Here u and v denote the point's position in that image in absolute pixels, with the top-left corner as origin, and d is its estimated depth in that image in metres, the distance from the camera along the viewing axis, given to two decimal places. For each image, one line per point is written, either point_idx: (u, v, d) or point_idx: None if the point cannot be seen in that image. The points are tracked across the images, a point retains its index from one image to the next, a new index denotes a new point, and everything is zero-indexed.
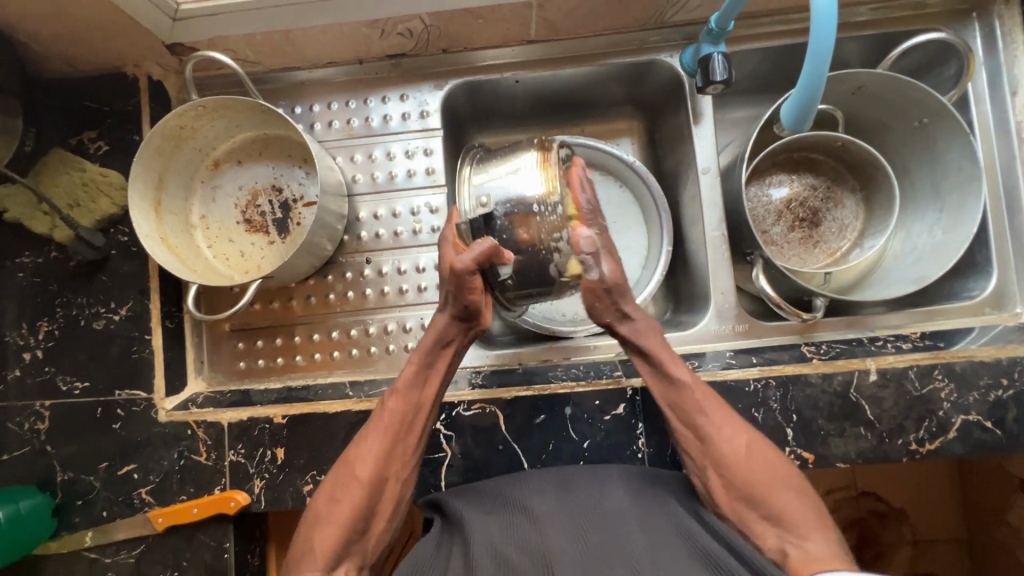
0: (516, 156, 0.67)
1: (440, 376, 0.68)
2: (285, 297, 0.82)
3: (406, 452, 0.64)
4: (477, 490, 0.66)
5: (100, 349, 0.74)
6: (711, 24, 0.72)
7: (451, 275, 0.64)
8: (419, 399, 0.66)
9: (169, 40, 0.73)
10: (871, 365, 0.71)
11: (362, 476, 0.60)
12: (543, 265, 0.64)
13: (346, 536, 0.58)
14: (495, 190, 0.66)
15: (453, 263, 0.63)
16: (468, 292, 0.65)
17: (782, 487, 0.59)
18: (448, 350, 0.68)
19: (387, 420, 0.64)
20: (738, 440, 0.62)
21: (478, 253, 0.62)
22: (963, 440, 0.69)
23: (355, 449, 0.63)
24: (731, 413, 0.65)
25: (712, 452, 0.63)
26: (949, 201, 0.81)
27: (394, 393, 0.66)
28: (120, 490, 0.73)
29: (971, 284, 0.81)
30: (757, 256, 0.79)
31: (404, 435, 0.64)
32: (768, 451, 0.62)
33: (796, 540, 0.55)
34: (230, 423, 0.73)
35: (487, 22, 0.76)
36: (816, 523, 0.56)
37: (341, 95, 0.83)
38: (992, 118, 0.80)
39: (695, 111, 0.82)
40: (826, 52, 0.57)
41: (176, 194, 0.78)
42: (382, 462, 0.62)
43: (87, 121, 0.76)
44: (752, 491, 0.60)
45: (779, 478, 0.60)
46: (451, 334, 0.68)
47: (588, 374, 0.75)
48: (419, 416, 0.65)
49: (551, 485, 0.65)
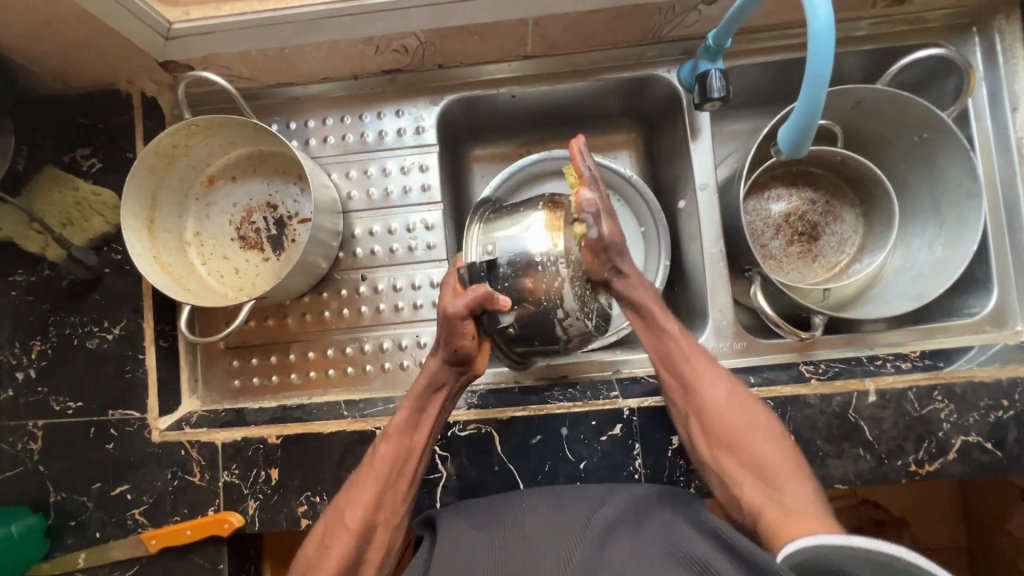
0: (526, 212, 0.67)
1: (432, 419, 0.67)
2: (280, 314, 0.81)
3: (396, 499, 0.64)
4: (471, 510, 0.65)
5: (92, 369, 0.74)
6: (709, 41, 0.72)
7: (443, 318, 0.64)
8: (410, 444, 0.66)
9: (162, 59, 0.72)
10: (870, 386, 0.70)
11: (351, 524, 0.60)
12: (546, 313, 0.63)
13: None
14: (500, 240, 0.66)
15: (446, 308, 0.63)
16: (460, 339, 0.64)
17: (762, 437, 0.62)
18: (441, 393, 0.68)
19: (377, 467, 0.64)
20: (719, 388, 0.66)
21: (472, 298, 0.62)
22: (963, 461, 0.69)
23: (345, 497, 0.63)
24: (715, 363, 0.68)
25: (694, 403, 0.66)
26: (949, 218, 0.81)
27: (385, 438, 0.66)
28: (113, 511, 0.72)
29: (971, 301, 0.80)
30: (755, 273, 0.78)
31: (394, 481, 0.64)
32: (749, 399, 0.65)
33: (774, 492, 0.58)
34: (224, 443, 0.72)
35: (483, 39, 0.75)
36: (793, 471, 0.59)
37: (336, 110, 0.83)
38: (992, 134, 0.79)
39: (692, 127, 0.81)
40: (824, 76, 0.56)
41: (170, 212, 0.78)
42: (371, 509, 0.61)
43: (80, 139, 0.76)
44: (731, 438, 0.63)
45: (759, 428, 0.63)
46: (443, 378, 0.68)
47: (584, 395, 0.74)
48: (411, 459, 0.65)
49: (548, 506, 0.63)
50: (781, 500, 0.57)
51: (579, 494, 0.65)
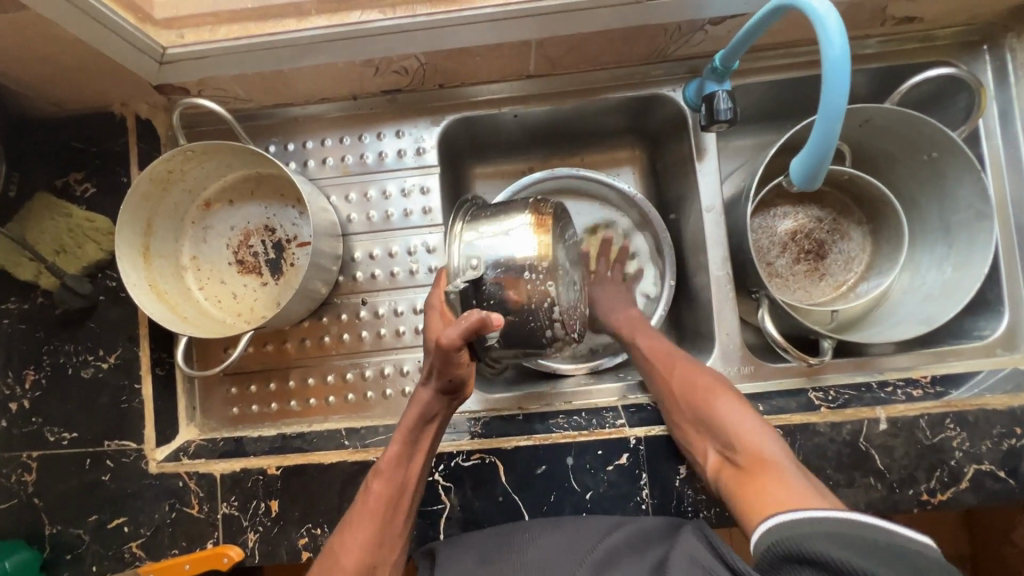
0: (506, 214, 0.63)
1: (424, 451, 0.65)
2: (279, 340, 0.80)
3: (394, 534, 0.62)
4: (477, 542, 0.63)
5: (88, 399, 0.72)
6: (716, 62, 0.70)
7: (438, 350, 0.58)
8: (404, 476, 0.63)
9: (156, 82, 0.70)
10: (881, 414, 0.69)
11: (349, 566, 0.57)
12: (529, 325, 0.61)
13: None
14: (486, 248, 0.61)
15: (440, 338, 0.57)
16: (455, 366, 0.60)
17: (720, 401, 0.66)
18: (432, 424, 0.65)
19: (372, 506, 0.61)
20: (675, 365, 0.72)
21: (467, 326, 0.56)
22: (975, 490, 0.68)
23: (340, 537, 0.60)
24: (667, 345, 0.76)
25: (660, 384, 0.73)
26: (958, 239, 0.80)
27: (378, 474, 0.62)
28: (110, 544, 0.71)
29: (982, 324, 0.79)
30: (763, 296, 0.77)
31: (390, 518, 0.61)
32: (702, 368, 0.71)
33: (733, 450, 0.62)
34: (222, 474, 0.71)
35: (485, 60, 0.74)
36: (750, 425, 0.63)
37: (335, 131, 0.81)
38: (1002, 153, 0.78)
39: (698, 147, 0.80)
40: (839, 107, 0.54)
41: (165, 238, 0.76)
42: (370, 548, 0.59)
43: (73, 163, 0.74)
44: (690, 408, 0.67)
45: (716, 394, 0.67)
46: (434, 409, 0.64)
47: (590, 423, 0.73)
48: (406, 492, 0.63)
49: (558, 542, 0.61)
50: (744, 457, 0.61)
51: (590, 526, 0.63)
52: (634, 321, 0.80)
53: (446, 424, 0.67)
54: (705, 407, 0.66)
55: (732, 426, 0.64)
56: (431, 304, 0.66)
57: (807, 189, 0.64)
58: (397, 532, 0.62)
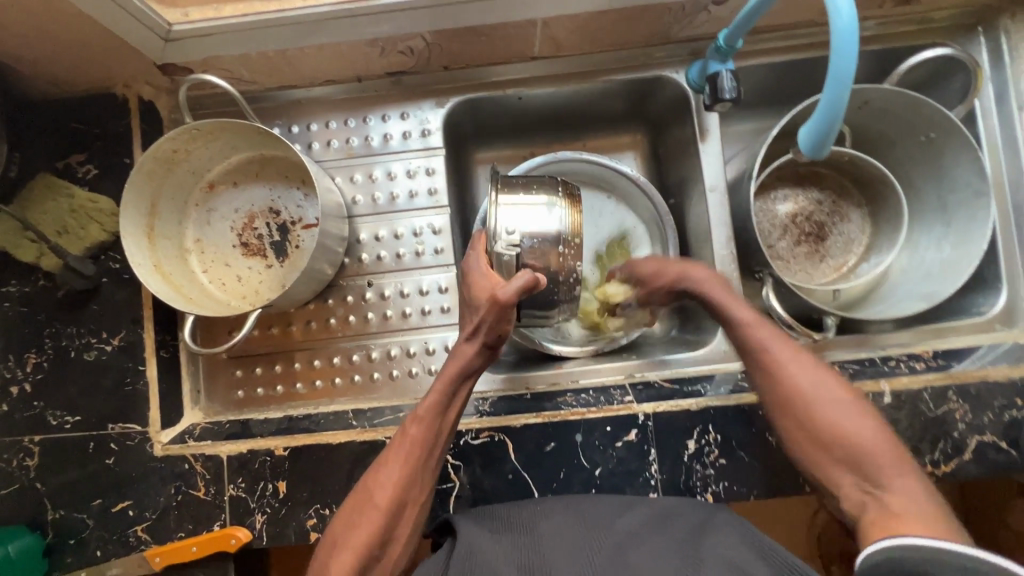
0: (543, 191, 0.68)
1: (459, 404, 0.65)
2: (284, 322, 0.79)
3: (424, 479, 0.61)
4: (493, 517, 0.63)
5: (91, 382, 0.72)
6: (719, 41, 0.71)
7: (494, 305, 0.61)
8: (440, 425, 0.63)
9: (161, 61, 0.70)
10: (886, 387, 0.70)
11: (382, 502, 0.58)
12: (548, 290, 0.67)
13: (363, 563, 0.55)
14: (522, 222, 0.66)
15: (497, 292, 0.60)
16: (504, 322, 0.63)
17: (858, 424, 0.56)
18: (469, 380, 0.65)
19: (410, 445, 0.61)
20: (813, 378, 0.60)
21: (524, 284, 0.61)
22: (977, 461, 0.69)
23: (373, 474, 0.60)
24: (801, 353, 0.62)
25: (778, 393, 0.61)
26: (957, 218, 0.81)
27: (415, 418, 0.62)
28: (114, 528, 0.70)
29: (981, 301, 0.80)
30: (767, 275, 0.78)
31: (424, 463, 0.61)
32: (837, 384, 0.60)
33: (877, 490, 0.52)
34: (229, 456, 0.70)
35: (491, 40, 0.74)
36: (900, 464, 0.53)
37: (339, 113, 0.81)
38: (998, 133, 0.79)
39: (701, 128, 0.81)
40: (849, 74, 0.55)
41: (169, 219, 0.75)
42: (402, 487, 0.59)
43: (74, 144, 0.73)
44: (819, 431, 0.57)
45: (853, 417, 0.57)
46: (474, 365, 0.65)
47: (598, 400, 0.73)
48: (441, 439, 0.63)
49: (571, 518, 0.61)
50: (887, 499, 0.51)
51: (603, 505, 0.63)
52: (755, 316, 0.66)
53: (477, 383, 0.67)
54: (841, 434, 0.56)
55: (880, 462, 0.53)
56: (471, 267, 0.65)
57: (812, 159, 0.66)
58: (428, 475, 0.62)
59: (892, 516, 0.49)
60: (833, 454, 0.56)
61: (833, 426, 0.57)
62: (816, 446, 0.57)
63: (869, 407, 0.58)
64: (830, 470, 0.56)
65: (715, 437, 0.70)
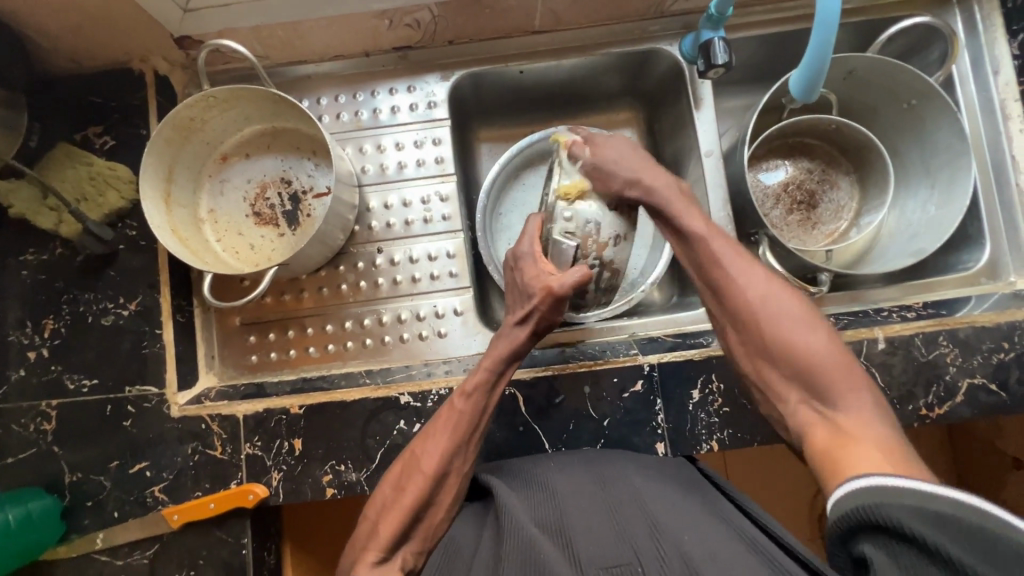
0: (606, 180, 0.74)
1: (505, 384, 0.67)
2: (296, 289, 0.82)
3: (468, 456, 0.63)
4: (517, 475, 0.64)
5: (109, 345, 0.73)
6: (711, 10, 0.75)
7: (548, 295, 0.66)
8: (484, 404, 0.66)
9: (177, 34, 0.73)
10: (879, 334, 0.73)
11: (428, 470, 0.61)
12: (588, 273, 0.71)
13: (407, 525, 0.58)
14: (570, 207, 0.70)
15: (554, 284, 0.66)
16: (557, 312, 0.68)
17: (806, 338, 0.58)
18: (514, 362, 0.68)
19: (456, 419, 0.64)
20: (758, 290, 0.61)
21: (579, 278, 0.66)
22: (970, 403, 0.71)
23: (420, 443, 0.63)
24: (758, 268, 0.63)
25: (726, 310, 0.63)
26: (940, 178, 0.85)
27: (462, 393, 0.65)
28: (132, 489, 0.71)
29: (966, 256, 0.84)
30: (762, 236, 0.81)
31: (469, 439, 0.64)
32: (790, 300, 0.60)
33: (828, 409, 0.54)
34: (245, 415, 0.72)
35: (494, 13, 0.78)
36: (852, 381, 0.55)
37: (348, 88, 0.84)
38: (976, 97, 0.84)
39: (695, 97, 0.84)
40: (834, 17, 0.62)
41: (185, 188, 0.78)
42: (447, 458, 0.61)
43: (92, 117, 0.76)
44: (765, 351, 0.59)
45: (800, 329, 0.58)
46: (523, 349, 0.68)
47: (605, 353, 0.76)
48: (484, 416, 0.66)
49: (587, 474, 0.62)
50: (835, 416, 0.53)
51: (617, 462, 0.64)
52: (714, 230, 0.66)
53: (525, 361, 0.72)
54: (787, 352, 0.58)
55: (827, 379, 0.55)
56: (524, 252, 0.71)
57: (805, 102, 0.73)
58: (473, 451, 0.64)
59: (845, 439, 0.51)
60: (780, 366, 0.58)
61: (783, 339, 0.58)
62: (768, 359, 0.59)
63: (828, 330, 0.58)
64: (777, 384, 0.59)
65: (718, 386, 0.72)
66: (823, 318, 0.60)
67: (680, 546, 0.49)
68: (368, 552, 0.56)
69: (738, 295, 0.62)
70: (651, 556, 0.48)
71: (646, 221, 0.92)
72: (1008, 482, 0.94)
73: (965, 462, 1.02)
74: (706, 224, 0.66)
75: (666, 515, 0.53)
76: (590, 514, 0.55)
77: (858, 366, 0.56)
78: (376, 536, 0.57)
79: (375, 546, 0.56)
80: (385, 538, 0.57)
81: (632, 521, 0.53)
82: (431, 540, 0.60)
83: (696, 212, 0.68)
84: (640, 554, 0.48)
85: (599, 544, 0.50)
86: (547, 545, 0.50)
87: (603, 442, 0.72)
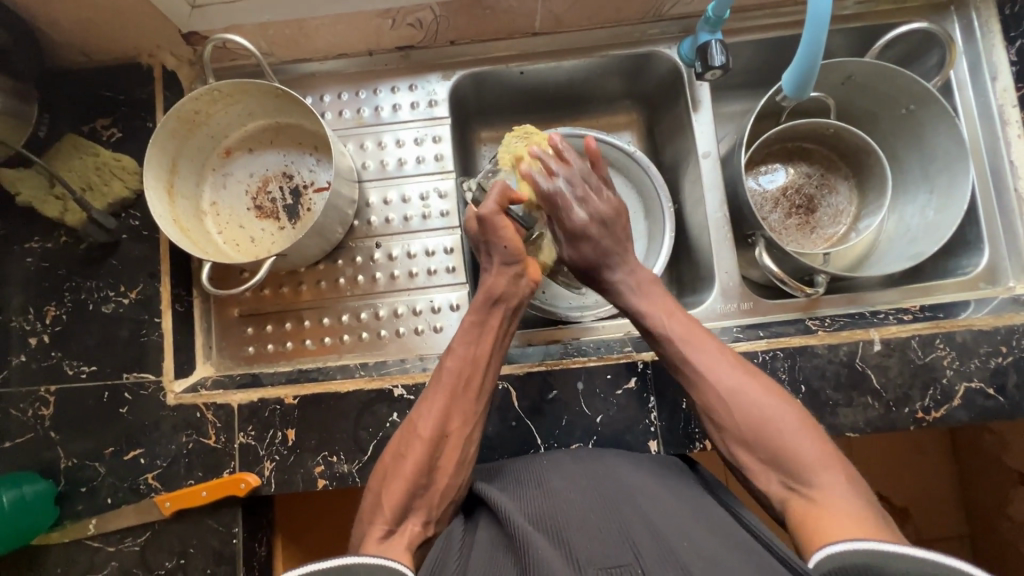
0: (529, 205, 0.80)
1: (495, 330, 0.71)
2: (295, 282, 0.83)
3: (466, 410, 0.67)
4: (510, 479, 0.64)
5: (107, 333, 0.74)
6: (708, 12, 0.75)
7: (479, 222, 0.70)
8: (473, 354, 0.69)
9: (186, 29, 0.75)
10: (875, 336, 0.73)
11: (424, 433, 0.64)
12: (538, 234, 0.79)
13: (409, 494, 0.60)
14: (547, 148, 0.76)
15: (479, 210, 0.71)
16: (500, 234, 0.71)
17: (776, 422, 0.60)
18: (499, 306, 0.71)
19: (444, 377, 0.68)
20: (724, 382, 0.64)
21: (500, 191, 0.71)
22: (967, 407, 0.71)
23: (418, 410, 0.67)
24: (718, 349, 0.67)
25: (700, 401, 0.65)
26: (938, 183, 0.85)
27: (450, 353, 0.69)
28: (126, 476, 0.71)
29: (965, 262, 0.83)
30: (759, 236, 0.80)
31: (461, 392, 0.67)
32: (754, 388, 0.63)
33: (807, 490, 0.55)
34: (240, 404, 0.72)
35: (496, 13, 0.79)
36: (825, 462, 0.56)
37: (351, 86, 0.86)
38: (974, 103, 0.84)
39: (693, 99, 0.85)
40: (825, 14, 0.63)
41: (188, 179, 0.79)
42: (442, 416, 0.65)
43: (100, 110, 0.77)
44: (743, 438, 0.62)
45: (770, 416, 0.61)
46: (501, 287, 0.71)
47: (599, 350, 0.77)
48: (475, 371, 0.68)
49: (581, 473, 0.62)
50: (815, 498, 0.54)
51: (609, 458, 0.65)
52: (674, 311, 0.71)
53: (524, 312, 0.74)
54: (762, 438, 0.60)
55: (801, 459, 0.57)
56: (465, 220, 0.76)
57: (798, 100, 0.74)
58: (477, 407, 0.67)
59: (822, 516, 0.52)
60: (753, 449, 0.61)
61: (751, 421, 0.61)
62: (746, 448, 0.61)
63: (797, 417, 0.61)
64: (759, 470, 0.60)
65: None
66: (789, 395, 0.64)
67: (680, 546, 0.49)
68: (375, 527, 0.58)
69: (705, 387, 0.65)
70: (649, 555, 0.48)
71: (644, 223, 0.92)
72: (1014, 499, 0.92)
73: (969, 473, 1.00)
74: (671, 316, 0.70)
75: (663, 517, 0.53)
76: (587, 514, 0.54)
77: (831, 445, 0.58)
78: (381, 509, 0.59)
79: (382, 518, 0.58)
80: (391, 508, 0.59)
81: (629, 521, 0.53)
82: (438, 511, 0.62)
83: (656, 296, 0.72)
84: (640, 554, 0.48)
85: (597, 545, 0.50)
86: (541, 544, 0.50)
87: (595, 440, 0.72)
